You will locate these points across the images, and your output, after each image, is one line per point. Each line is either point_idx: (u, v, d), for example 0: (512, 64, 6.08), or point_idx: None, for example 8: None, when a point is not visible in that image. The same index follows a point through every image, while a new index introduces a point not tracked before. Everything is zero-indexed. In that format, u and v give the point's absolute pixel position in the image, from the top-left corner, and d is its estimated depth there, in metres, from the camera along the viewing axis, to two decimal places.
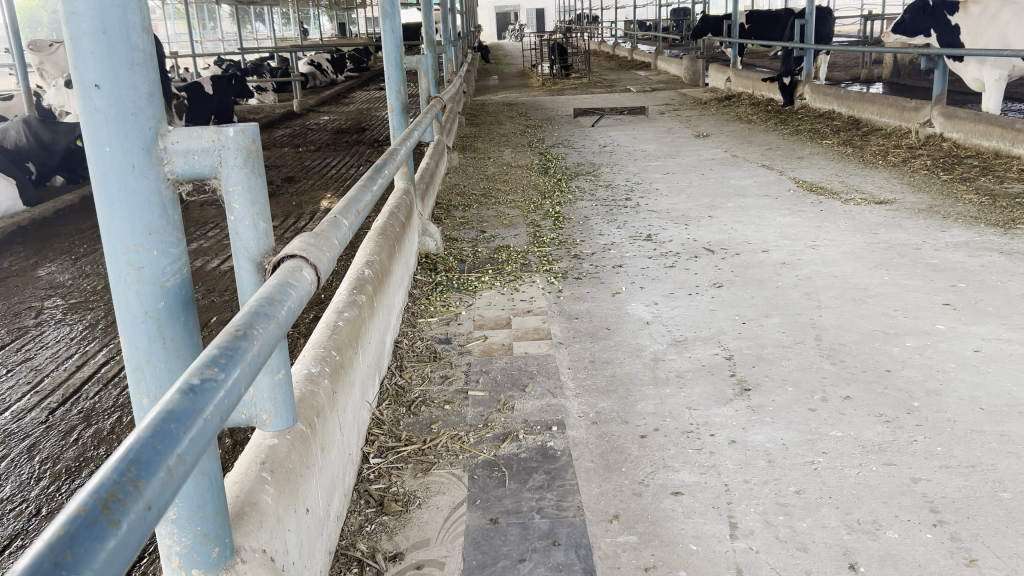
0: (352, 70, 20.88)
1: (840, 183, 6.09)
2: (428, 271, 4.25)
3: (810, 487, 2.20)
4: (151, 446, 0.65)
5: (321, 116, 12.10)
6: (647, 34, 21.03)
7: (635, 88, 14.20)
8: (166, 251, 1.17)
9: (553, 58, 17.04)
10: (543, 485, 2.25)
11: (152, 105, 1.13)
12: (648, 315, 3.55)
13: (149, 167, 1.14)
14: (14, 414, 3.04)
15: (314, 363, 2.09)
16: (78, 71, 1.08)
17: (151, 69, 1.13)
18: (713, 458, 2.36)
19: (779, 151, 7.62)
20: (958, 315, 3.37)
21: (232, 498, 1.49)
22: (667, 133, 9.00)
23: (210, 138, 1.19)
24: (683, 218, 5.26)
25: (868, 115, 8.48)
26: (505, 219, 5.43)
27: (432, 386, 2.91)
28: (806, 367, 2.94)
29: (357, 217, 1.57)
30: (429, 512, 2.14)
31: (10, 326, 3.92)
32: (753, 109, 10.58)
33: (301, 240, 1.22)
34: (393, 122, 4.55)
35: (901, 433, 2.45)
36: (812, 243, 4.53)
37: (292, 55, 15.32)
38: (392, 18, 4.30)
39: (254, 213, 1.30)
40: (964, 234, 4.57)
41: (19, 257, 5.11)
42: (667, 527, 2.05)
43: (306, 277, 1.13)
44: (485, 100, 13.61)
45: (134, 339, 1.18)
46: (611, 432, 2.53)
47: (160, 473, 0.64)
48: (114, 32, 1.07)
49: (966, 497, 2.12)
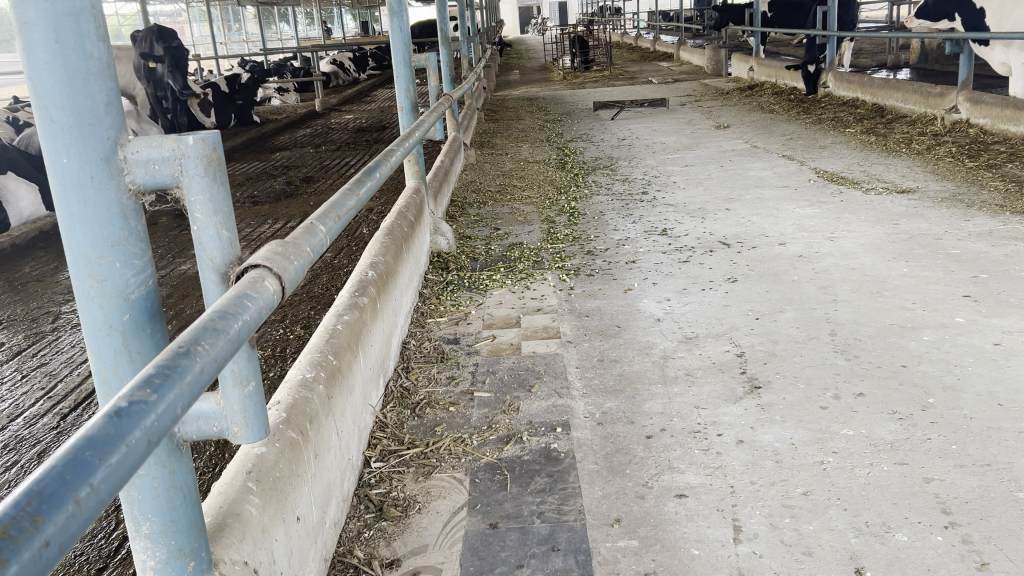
0: (375, 68, 20.89)
1: (862, 172, 5.99)
2: (440, 270, 4.23)
3: (818, 488, 2.14)
4: (58, 478, 0.65)
5: (343, 115, 12.14)
6: (671, 25, 20.80)
7: (657, 79, 14.08)
8: (129, 263, 1.16)
9: (574, 52, 16.92)
10: (545, 488, 2.22)
11: (110, 115, 1.12)
12: (659, 311, 3.50)
13: (108, 178, 1.12)
14: (27, 419, 3.06)
15: (309, 368, 2.08)
16: (33, 84, 1.06)
17: (108, 77, 1.11)
18: (720, 458, 2.31)
19: (800, 140, 7.51)
20: (979, 307, 3.28)
21: (214, 510, 1.47)
22: (687, 125, 8.90)
23: (171, 147, 1.17)
24: (700, 211, 5.19)
25: (892, 102, 8.33)
26: (520, 216, 5.40)
27: (438, 387, 2.89)
28: (819, 363, 2.88)
29: (337, 221, 1.56)
30: (429, 517, 2.12)
31: (27, 331, 3.95)
32: (775, 98, 10.44)
33: (267, 248, 1.22)
34: (403, 122, 4.53)
35: (915, 431, 2.38)
36: (830, 235, 4.45)
37: (314, 54, 15.35)
38: (400, 17, 4.27)
39: (217, 222, 1.28)
40: (988, 222, 4.45)
41: (40, 262, 5.16)
42: (669, 531, 2.01)
43: (268, 287, 1.12)
44: (506, 95, 13.55)
45: (100, 353, 1.16)
46: (617, 433, 2.49)
47: (67, 506, 0.64)
48: (66, 41, 1.05)
49: (980, 498, 2.05)
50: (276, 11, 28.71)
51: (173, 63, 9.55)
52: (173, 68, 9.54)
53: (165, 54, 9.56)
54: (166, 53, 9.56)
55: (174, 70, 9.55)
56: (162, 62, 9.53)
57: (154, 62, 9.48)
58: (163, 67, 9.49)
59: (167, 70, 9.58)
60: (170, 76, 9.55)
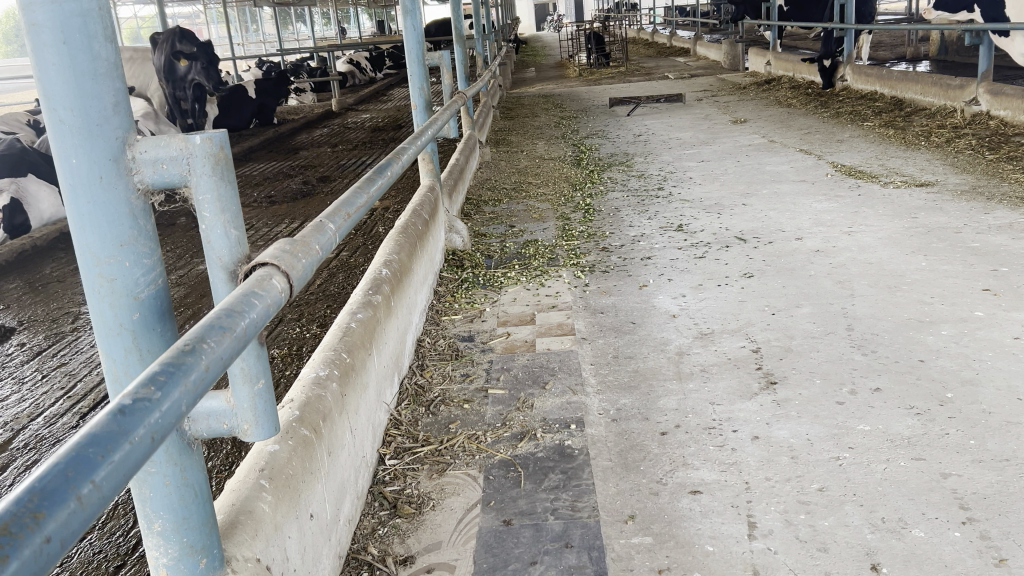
0: (391, 68, 20.93)
1: (880, 166, 5.94)
2: (455, 268, 4.24)
3: (834, 484, 2.13)
4: (60, 476, 0.65)
5: (360, 114, 12.19)
6: (686, 20, 20.67)
7: (673, 75, 14.01)
8: (138, 262, 1.17)
9: (590, 48, 16.85)
10: (559, 485, 2.22)
11: (118, 115, 1.12)
12: (674, 308, 3.49)
13: (117, 177, 1.13)
14: (48, 419, 3.09)
15: (323, 367, 2.09)
16: (42, 85, 1.07)
17: (116, 77, 1.12)
18: (735, 455, 2.30)
19: (818, 134, 7.46)
20: (998, 301, 3.24)
21: (228, 507, 1.48)
22: (703, 120, 8.86)
23: (179, 146, 1.18)
24: (716, 207, 5.16)
25: (911, 95, 8.24)
26: (535, 213, 5.40)
27: (452, 384, 2.90)
28: (836, 358, 2.86)
29: (347, 220, 1.57)
30: (442, 514, 2.13)
31: (47, 331, 3.99)
32: (793, 93, 10.36)
33: (275, 246, 1.23)
34: (416, 120, 4.54)
35: (933, 427, 2.36)
36: (848, 229, 4.42)
37: (331, 54, 15.40)
38: (414, 15, 4.28)
39: (225, 221, 1.29)
40: (1008, 216, 4.40)
41: (60, 262, 5.21)
42: (684, 527, 2.00)
43: (276, 285, 1.13)
44: (521, 92, 13.55)
45: (111, 352, 1.17)
46: (631, 430, 2.48)
47: (69, 503, 0.64)
48: (75, 43, 1.06)
49: (998, 493, 2.03)
50: (292, 11, 28.78)
51: (206, 62, 9.67)
52: (207, 67, 9.72)
53: (198, 53, 9.72)
54: (200, 51, 9.70)
55: (206, 70, 9.68)
56: (195, 60, 9.66)
57: (186, 61, 9.57)
58: (199, 64, 9.63)
59: (198, 68, 9.66)
60: (203, 74, 9.66)
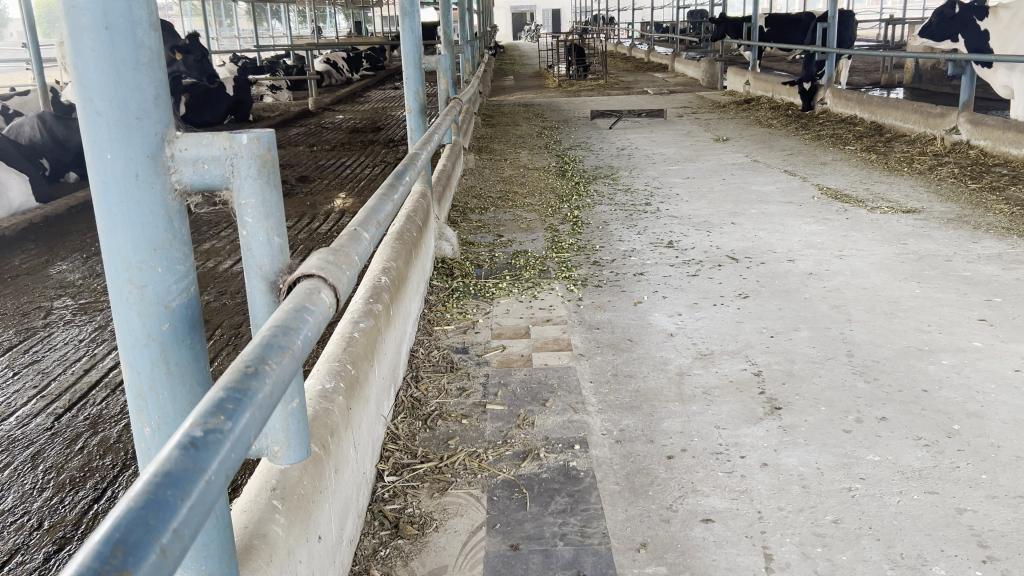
0: (369, 68, 20.73)
1: (864, 190, 5.97)
2: (444, 276, 4.16)
3: (848, 516, 2.08)
4: (140, 524, 0.61)
5: (337, 115, 12.04)
6: (665, 37, 20.72)
7: (652, 90, 14.01)
8: (171, 268, 1.09)
9: (570, 59, 16.85)
10: (566, 509, 2.15)
11: (158, 109, 1.04)
12: (671, 326, 3.44)
13: (154, 176, 1.05)
14: (20, 419, 2.94)
15: (329, 379, 2.00)
16: (78, 73, 0.98)
17: (159, 69, 1.04)
18: (745, 482, 2.25)
19: (801, 156, 7.49)
20: (995, 331, 3.24)
21: (239, 530, 1.39)
22: (685, 137, 8.86)
23: (221, 145, 1.09)
24: (706, 225, 5.14)
25: (891, 121, 8.32)
26: (522, 223, 5.34)
27: (449, 398, 2.81)
28: (839, 385, 2.82)
29: (378, 228, 1.49)
30: (447, 536, 2.04)
31: (18, 326, 3.83)
32: (773, 113, 10.41)
33: (319, 257, 1.15)
34: (410, 123, 4.44)
35: (942, 459, 2.33)
36: (839, 253, 4.40)
37: (308, 54, 15.22)
38: (411, 17, 4.13)
39: (268, 227, 1.21)
40: (996, 245, 4.43)
41: (29, 255, 5.01)
42: (699, 558, 1.94)
43: (324, 299, 1.06)
44: (500, 100, 13.47)
45: (135, 363, 1.09)
46: (636, 452, 2.42)
47: (151, 554, 0.60)
48: (118, 29, 0.98)
49: (1016, 531, 1.99)
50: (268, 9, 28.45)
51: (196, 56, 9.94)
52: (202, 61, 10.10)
53: (194, 49, 10.08)
54: (194, 48, 10.04)
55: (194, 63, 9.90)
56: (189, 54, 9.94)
57: (179, 53, 9.82)
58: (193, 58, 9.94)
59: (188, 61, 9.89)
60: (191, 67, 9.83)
